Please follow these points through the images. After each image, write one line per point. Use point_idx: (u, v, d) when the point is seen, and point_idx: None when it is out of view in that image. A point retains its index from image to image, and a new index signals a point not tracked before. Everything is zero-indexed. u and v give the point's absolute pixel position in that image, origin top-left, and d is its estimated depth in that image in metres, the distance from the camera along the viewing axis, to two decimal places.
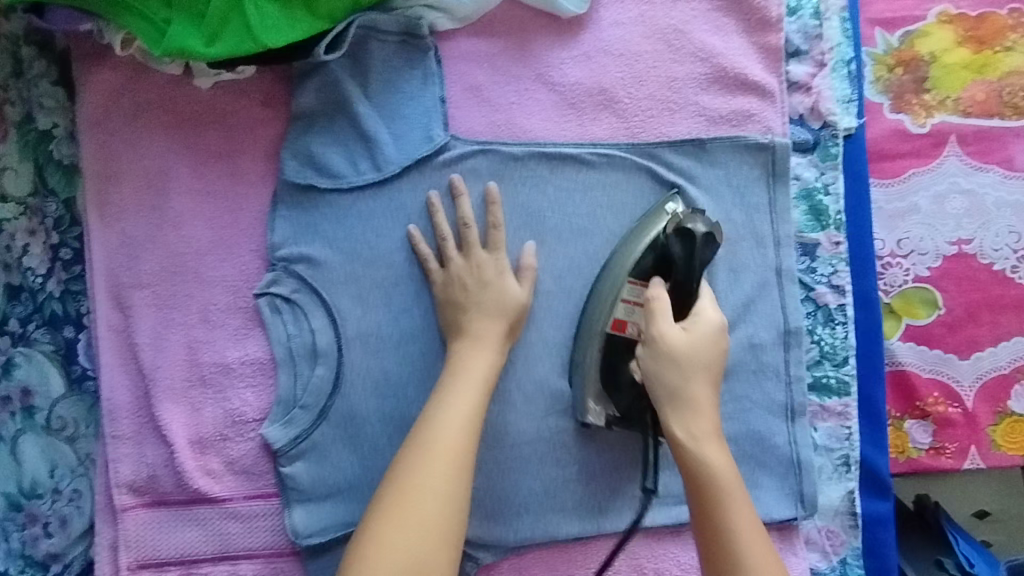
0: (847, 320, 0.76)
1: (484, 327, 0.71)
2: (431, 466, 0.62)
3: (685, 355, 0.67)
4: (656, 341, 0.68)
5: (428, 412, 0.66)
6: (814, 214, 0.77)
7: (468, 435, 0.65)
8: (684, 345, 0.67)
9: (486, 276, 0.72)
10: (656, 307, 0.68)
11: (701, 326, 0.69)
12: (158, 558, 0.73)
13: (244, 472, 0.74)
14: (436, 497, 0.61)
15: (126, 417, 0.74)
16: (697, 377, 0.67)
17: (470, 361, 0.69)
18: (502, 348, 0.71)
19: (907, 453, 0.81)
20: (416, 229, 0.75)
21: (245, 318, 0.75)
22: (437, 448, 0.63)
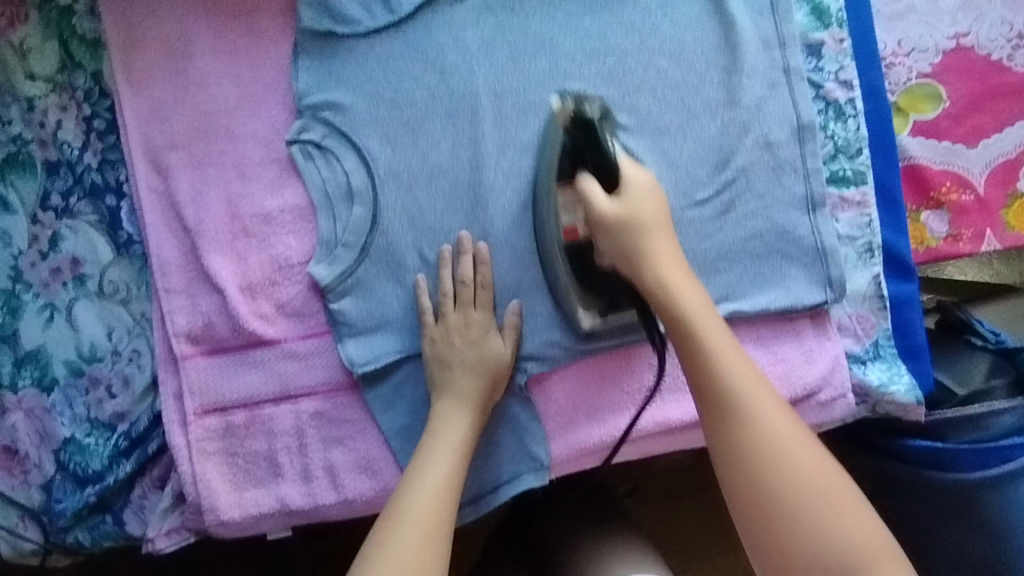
0: (857, 112, 0.79)
1: (468, 384, 0.73)
2: (408, 522, 0.63)
3: (655, 260, 0.70)
4: (620, 246, 0.71)
5: (413, 469, 0.68)
6: (816, 15, 0.80)
7: (453, 475, 0.68)
8: (620, 212, 0.71)
9: (473, 335, 0.74)
10: (589, 197, 0.71)
11: (643, 197, 0.71)
12: (222, 403, 0.76)
13: (296, 314, 0.77)
14: (419, 536, 0.62)
15: (177, 271, 0.77)
16: (655, 232, 0.71)
17: (451, 426, 0.71)
18: (482, 408, 0.73)
19: (926, 243, 0.83)
20: (445, 251, 0.76)
21: (280, 168, 0.78)
22: (417, 509, 0.64)
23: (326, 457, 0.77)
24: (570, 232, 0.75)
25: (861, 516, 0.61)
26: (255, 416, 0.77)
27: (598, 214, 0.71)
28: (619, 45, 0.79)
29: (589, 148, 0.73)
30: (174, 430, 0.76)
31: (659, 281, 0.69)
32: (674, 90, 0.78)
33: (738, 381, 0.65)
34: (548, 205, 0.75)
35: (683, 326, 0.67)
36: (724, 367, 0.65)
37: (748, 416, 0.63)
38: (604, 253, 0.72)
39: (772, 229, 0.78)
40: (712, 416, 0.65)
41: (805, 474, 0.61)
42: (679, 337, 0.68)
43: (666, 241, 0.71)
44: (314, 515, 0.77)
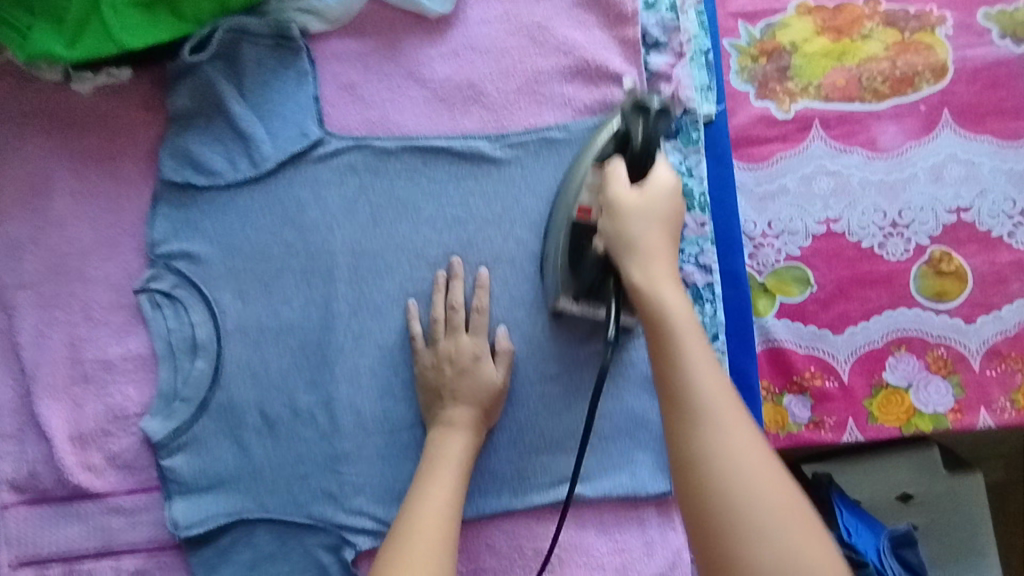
0: (715, 297, 0.79)
1: (458, 413, 0.72)
2: (414, 542, 0.60)
3: (649, 253, 0.65)
4: (625, 236, 0.66)
5: (411, 498, 0.66)
6: (680, 197, 0.80)
7: (450, 520, 0.63)
8: (641, 202, 0.67)
9: (463, 363, 0.73)
10: (612, 174, 0.69)
11: (662, 195, 0.68)
12: (40, 555, 0.74)
13: (126, 467, 0.75)
14: (425, 554, 0.59)
15: (9, 416, 0.75)
16: (655, 228, 0.66)
17: (447, 447, 0.70)
18: (478, 431, 0.72)
19: (787, 428, 0.82)
20: (413, 305, 0.77)
21: (127, 315, 0.77)
22: (420, 530, 0.61)
23: None
24: (583, 210, 0.72)
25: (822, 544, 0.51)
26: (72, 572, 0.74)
27: (614, 203, 0.67)
28: (481, 213, 0.79)
29: (638, 137, 0.71)
30: None
31: (649, 275, 0.63)
32: (531, 261, 0.79)
33: (706, 378, 0.57)
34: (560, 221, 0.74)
35: (648, 304, 0.62)
36: (679, 332, 0.59)
37: (691, 391, 0.56)
38: (613, 177, 0.69)
39: (619, 412, 0.78)
40: (671, 416, 0.57)
41: (751, 479, 0.52)
42: (645, 309, 0.62)
43: (666, 240, 0.66)
44: None
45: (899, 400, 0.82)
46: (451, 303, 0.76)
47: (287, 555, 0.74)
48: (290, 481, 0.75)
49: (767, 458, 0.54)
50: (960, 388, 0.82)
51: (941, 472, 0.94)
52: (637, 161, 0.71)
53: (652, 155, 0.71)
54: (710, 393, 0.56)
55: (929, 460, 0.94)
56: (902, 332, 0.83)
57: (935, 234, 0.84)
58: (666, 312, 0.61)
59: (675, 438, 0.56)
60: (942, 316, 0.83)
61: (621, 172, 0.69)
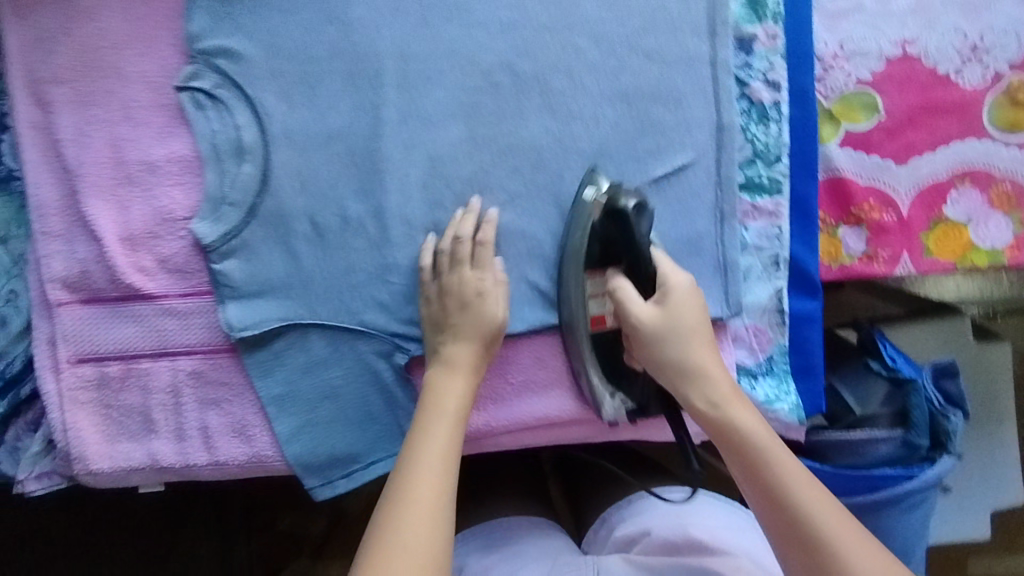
0: (781, 117, 0.75)
1: (457, 351, 0.71)
2: (415, 500, 0.61)
3: (693, 356, 0.68)
4: (658, 360, 0.70)
5: (411, 446, 0.66)
6: (751, 7, 0.75)
7: (445, 469, 0.64)
8: (661, 325, 0.69)
9: (466, 296, 0.72)
10: (621, 296, 0.72)
11: (688, 305, 0.70)
12: (97, 353, 0.75)
13: (178, 271, 0.75)
14: (426, 516, 0.60)
15: (55, 214, 0.74)
16: (692, 343, 0.69)
17: (449, 387, 0.70)
18: (477, 372, 0.71)
19: (839, 260, 0.81)
20: (431, 241, 0.75)
21: (168, 115, 0.74)
22: (422, 483, 0.62)
23: (200, 418, 0.76)
24: (598, 320, 0.74)
25: (871, 546, 0.59)
26: (131, 370, 0.76)
27: (637, 325, 0.70)
28: (538, 17, 0.74)
29: (621, 240, 0.72)
30: (46, 376, 0.75)
31: (694, 378, 0.68)
32: (589, 71, 0.74)
33: (784, 471, 0.62)
34: (575, 273, 0.73)
35: (723, 428, 0.65)
36: (765, 454, 0.63)
37: (778, 486, 0.61)
38: (623, 293, 0.72)
39: (673, 235, 0.76)
40: (734, 457, 0.65)
41: (832, 533, 0.58)
42: (717, 430, 0.66)
43: (706, 349, 0.69)
44: (186, 473, 0.78)
45: (957, 235, 0.81)
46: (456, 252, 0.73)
47: (341, 360, 0.76)
48: (341, 290, 0.75)
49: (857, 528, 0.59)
50: (1021, 224, 0.80)
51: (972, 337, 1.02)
52: (639, 266, 0.72)
53: (642, 253, 0.71)
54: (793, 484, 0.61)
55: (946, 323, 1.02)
56: (967, 164, 0.80)
57: (1015, 60, 0.79)
58: (747, 432, 0.64)
59: (776, 533, 0.61)
60: (1013, 148, 0.80)
61: (632, 297, 0.71)
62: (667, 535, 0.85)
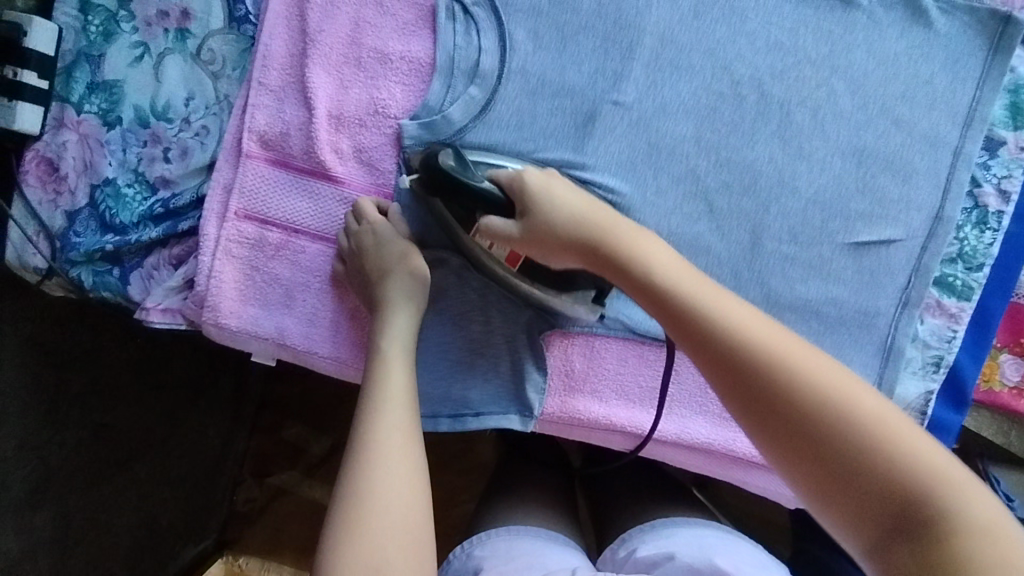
0: (999, 228, 0.74)
1: (395, 322, 0.68)
2: (384, 451, 0.59)
3: (599, 233, 0.63)
4: (597, 253, 0.63)
5: (365, 400, 0.63)
6: (1012, 112, 0.73)
7: (411, 405, 0.63)
8: (557, 227, 0.64)
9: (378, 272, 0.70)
10: (494, 230, 0.66)
11: (560, 194, 0.65)
12: (265, 215, 0.75)
13: (370, 165, 0.75)
14: (400, 463, 0.59)
15: (276, 69, 0.73)
16: (633, 235, 0.62)
17: (388, 337, 0.67)
18: (416, 308, 0.70)
19: (990, 384, 0.80)
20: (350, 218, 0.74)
21: (419, 15, 0.74)
22: (387, 438, 0.60)
23: (337, 311, 0.76)
24: (511, 259, 0.69)
25: (924, 442, 0.47)
26: (290, 241, 0.75)
27: (507, 237, 0.66)
28: (807, 49, 0.73)
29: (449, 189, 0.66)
30: (210, 220, 0.74)
31: (640, 261, 0.60)
32: (833, 118, 0.73)
33: (773, 343, 0.52)
34: (455, 226, 0.70)
35: (711, 335, 0.54)
36: (759, 351, 0.52)
37: (762, 349, 0.52)
38: (493, 225, 0.66)
39: (853, 303, 0.74)
40: (723, 377, 0.53)
41: (873, 416, 0.48)
42: (676, 323, 0.56)
43: (628, 224, 0.63)
44: (304, 358, 0.77)
45: None
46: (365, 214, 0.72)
47: (490, 305, 0.76)
48: None
49: (887, 405, 0.49)
50: None
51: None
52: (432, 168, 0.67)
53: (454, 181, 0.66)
54: (810, 372, 0.50)
55: None
56: None
57: None
58: (744, 331, 0.53)
59: (784, 454, 0.50)
60: None
61: (500, 225, 0.66)
62: (692, 560, 0.80)
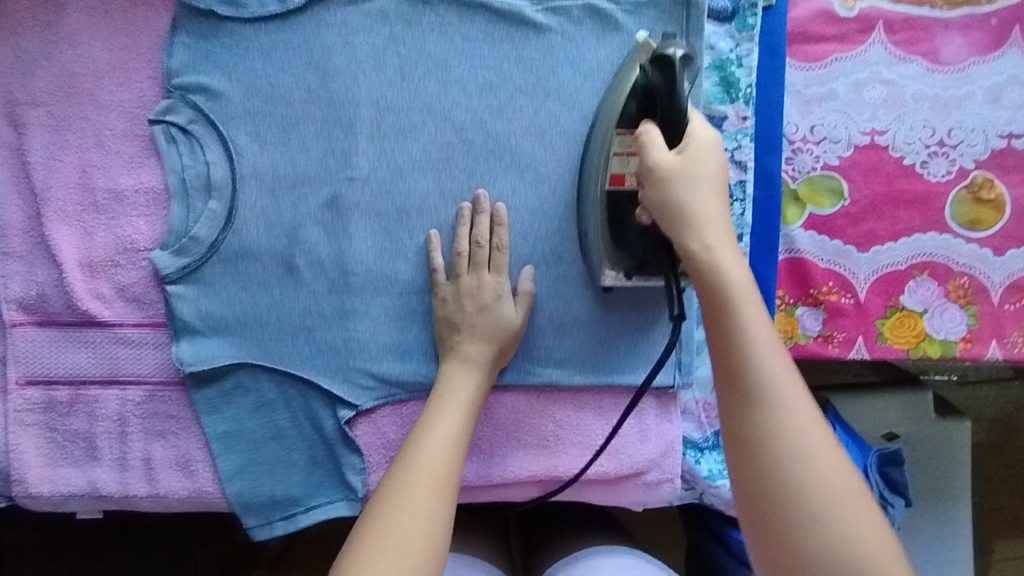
0: (745, 197, 0.76)
1: (474, 349, 0.72)
2: (416, 475, 0.60)
3: (703, 219, 0.61)
4: (675, 201, 0.62)
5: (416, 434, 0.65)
6: (725, 86, 0.76)
7: (451, 462, 0.63)
8: (679, 169, 0.62)
9: (484, 299, 0.73)
10: (646, 141, 0.64)
11: (710, 154, 0.63)
12: (46, 376, 0.75)
13: (135, 300, 0.75)
14: (430, 490, 0.59)
15: (18, 235, 0.74)
16: (704, 189, 0.62)
17: (457, 383, 0.70)
18: (490, 373, 0.72)
19: (795, 339, 0.82)
20: (465, 211, 0.74)
21: (140, 146, 0.74)
22: (423, 466, 0.61)
23: (144, 449, 0.76)
24: (616, 177, 0.71)
25: (842, 466, 0.53)
26: (79, 395, 0.75)
27: (656, 168, 0.63)
28: (516, 79, 0.75)
29: (664, 94, 0.66)
30: None
31: (698, 227, 0.61)
32: (562, 137, 0.75)
33: (763, 356, 0.56)
34: (605, 130, 0.72)
35: (721, 305, 0.58)
36: (756, 358, 0.56)
37: (747, 338, 0.56)
38: (653, 139, 0.64)
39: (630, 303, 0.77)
40: (725, 389, 0.56)
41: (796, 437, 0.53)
42: (705, 281, 0.59)
43: (715, 202, 0.62)
44: (125, 503, 0.77)
45: (912, 324, 0.82)
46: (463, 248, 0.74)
47: (290, 402, 0.76)
48: (295, 330, 0.76)
49: (812, 419, 0.54)
50: (975, 318, 0.82)
51: (932, 413, 1.00)
52: (671, 126, 0.65)
53: (682, 105, 0.65)
54: (779, 385, 0.55)
55: (917, 402, 1.01)
56: (928, 256, 0.81)
57: (982, 158, 0.80)
58: (745, 339, 0.56)
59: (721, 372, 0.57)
60: (972, 244, 0.81)
61: (660, 138, 0.64)
62: None
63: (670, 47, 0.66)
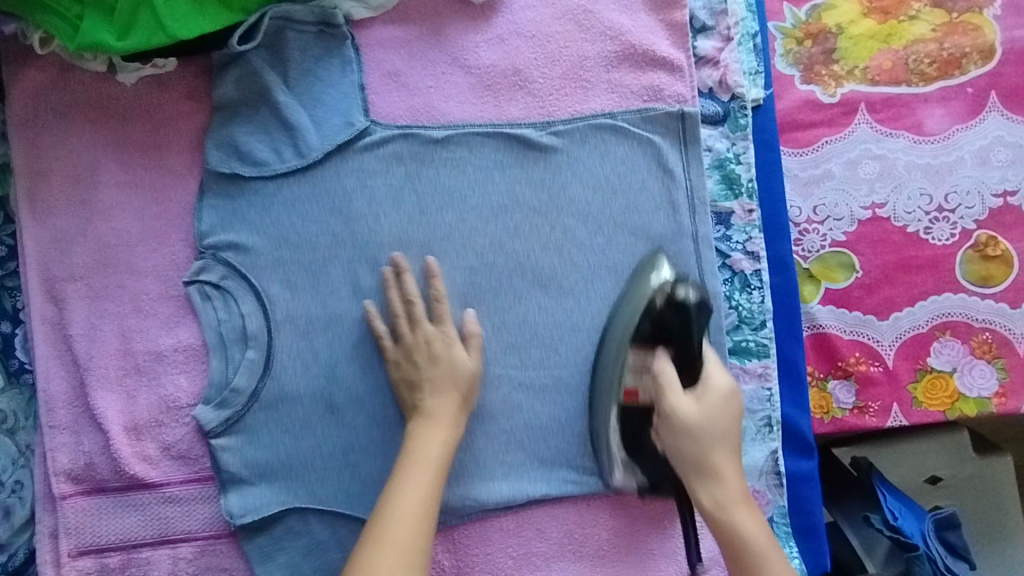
0: (763, 285, 0.79)
1: (440, 405, 0.72)
2: (387, 555, 0.63)
3: (719, 474, 0.68)
4: (687, 459, 0.68)
5: (388, 495, 0.67)
6: (728, 183, 0.80)
7: (422, 531, 0.65)
8: (699, 421, 0.68)
9: (436, 353, 0.73)
10: (663, 380, 0.70)
11: (722, 407, 0.69)
12: (97, 544, 0.75)
13: (181, 457, 0.76)
14: (400, 562, 0.63)
15: (63, 407, 0.76)
16: (719, 446, 0.68)
17: (427, 442, 0.70)
18: (458, 424, 0.72)
19: (831, 413, 0.83)
20: (388, 273, 0.76)
21: (176, 306, 0.77)
22: (393, 545, 0.63)
23: None
24: (629, 395, 0.73)
25: None
26: (131, 559, 0.75)
27: (674, 419, 0.68)
28: (528, 201, 0.78)
29: (679, 333, 0.70)
30: (48, 571, 0.74)
31: (704, 454, 0.68)
32: (579, 249, 0.78)
33: (761, 543, 0.65)
34: (620, 346, 0.74)
35: (749, 558, 0.65)
36: (745, 535, 0.65)
37: (742, 542, 0.65)
38: (667, 380, 0.69)
39: None
40: (735, 561, 0.66)
41: None
42: (721, 532, 0.67)
43: (731, 462, 0.69)
44: None
45: (944, 384, 0.83)
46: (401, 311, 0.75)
47: (342, 541, 0.76)
48: (340, 468, 0.76)
49: None
50: (1004, 371, 0.83)
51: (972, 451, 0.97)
52: (687, 363, 0.70)
53: (699, 348, 0.70)
54: None
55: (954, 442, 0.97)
56: (947, 316, 0.83)
57: (981, 218, 0.83)
58: (744, 533, 0.66)
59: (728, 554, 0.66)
60: (988, 300, 0.83)
61: (671, 373, 0.70)
62: None
63: (680, 289, 0.71)
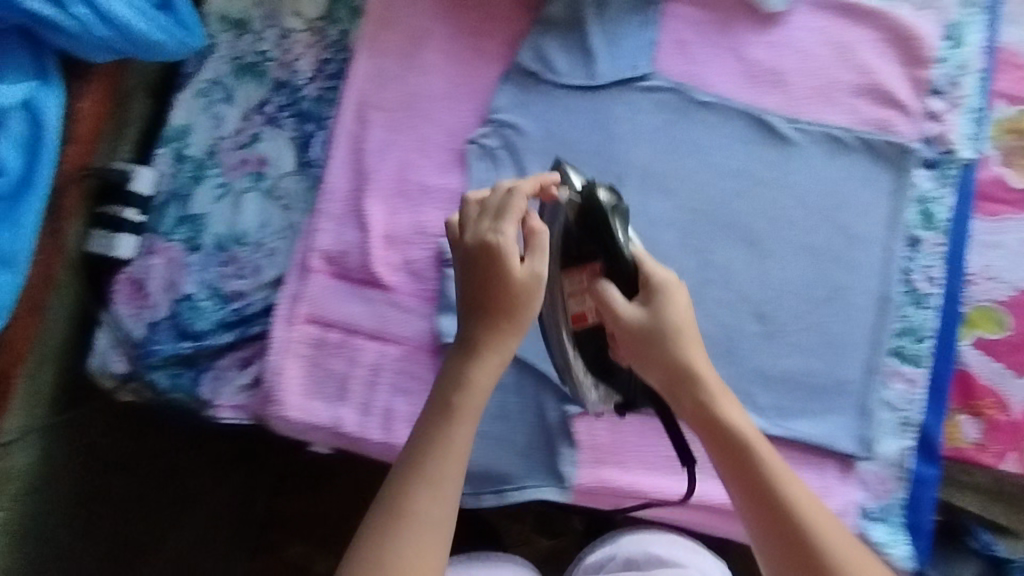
0: (931, 305, 0.90)
1: (494, 340, 0.70)
2: (415, 483, 0.66)
3: (695, 377, 0.72)
4: (658, 357, 0.72)
5: (429, 428, 0.69)
6: (926, 216, 0.92)
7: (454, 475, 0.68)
8: (648, 323, 0.72)
9: (502, 274, 0.69)
10: (606, 296, 0.72)
11: (673, 301, 0.72)
12: (325, 318, 0.87)
13: (415, 274, 0.89)
14: (430, 500, 0.66)
15: (338, 201, 0.90)
16: (691, 341, 0.72)
17: (478, 374, 0.70)
18: (506, 355, 0.71)
19: (955, 441, 0.89)
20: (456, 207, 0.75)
21: (452, 157, 0.92)
22: (421, 476, 0.67)
23: (388, 400, 0.86)
24: (578, 317, 0.77)
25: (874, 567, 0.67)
26: (347, 341, 0.87)
27: (629, 325, 0.72)
28: (759, 174, 0.92)
29: (597, 238, 0.74)
30: (279, 324, 0.86)
31: (674, 340, 0.71)
32: (789, 226, 0.92)
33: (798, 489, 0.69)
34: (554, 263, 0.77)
35: (741, 449, 0.70)
36: (795, 498, 0.69)
37: (766, 466, 0.70)
38: (611, 298, 0.72)
39: (821, 370, 0.89)
40: (777, 516, 0.68)
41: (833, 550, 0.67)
42: (719, 438, 0.71)
43: (702, 352, 0.72)
44: (358, 445, 0.85)
45: None
46: (487, 208, 0.72)
47: (522, 389, 0.86)
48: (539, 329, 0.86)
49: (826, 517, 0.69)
50: None
51: None
52: (621, 273, 0.73)
53: (617, 251, 0.73)
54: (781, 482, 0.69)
55: None
56: None
57: None
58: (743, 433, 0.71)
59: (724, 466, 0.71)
60: None
61: (629, 306, 0.72)
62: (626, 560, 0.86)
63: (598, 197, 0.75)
